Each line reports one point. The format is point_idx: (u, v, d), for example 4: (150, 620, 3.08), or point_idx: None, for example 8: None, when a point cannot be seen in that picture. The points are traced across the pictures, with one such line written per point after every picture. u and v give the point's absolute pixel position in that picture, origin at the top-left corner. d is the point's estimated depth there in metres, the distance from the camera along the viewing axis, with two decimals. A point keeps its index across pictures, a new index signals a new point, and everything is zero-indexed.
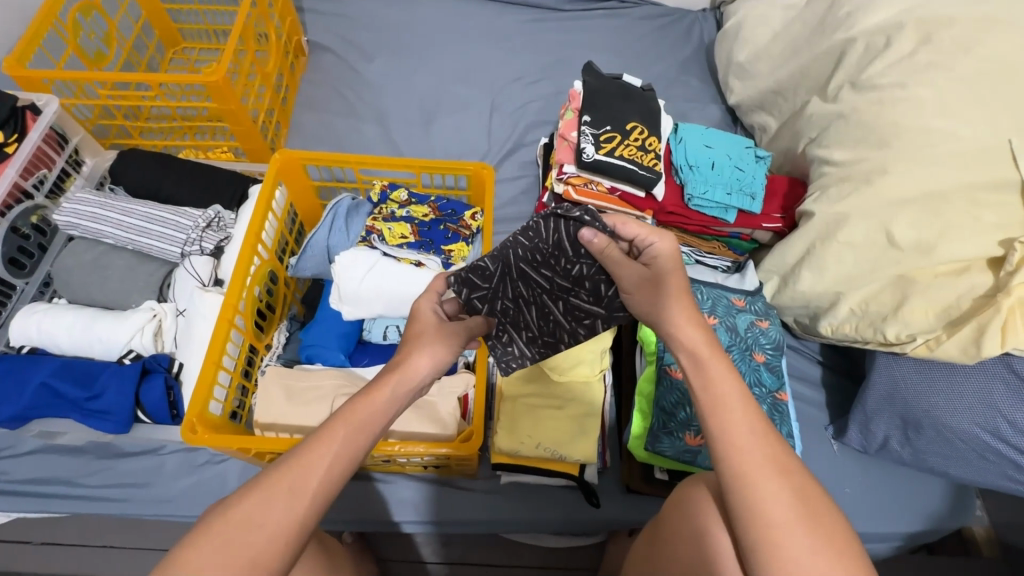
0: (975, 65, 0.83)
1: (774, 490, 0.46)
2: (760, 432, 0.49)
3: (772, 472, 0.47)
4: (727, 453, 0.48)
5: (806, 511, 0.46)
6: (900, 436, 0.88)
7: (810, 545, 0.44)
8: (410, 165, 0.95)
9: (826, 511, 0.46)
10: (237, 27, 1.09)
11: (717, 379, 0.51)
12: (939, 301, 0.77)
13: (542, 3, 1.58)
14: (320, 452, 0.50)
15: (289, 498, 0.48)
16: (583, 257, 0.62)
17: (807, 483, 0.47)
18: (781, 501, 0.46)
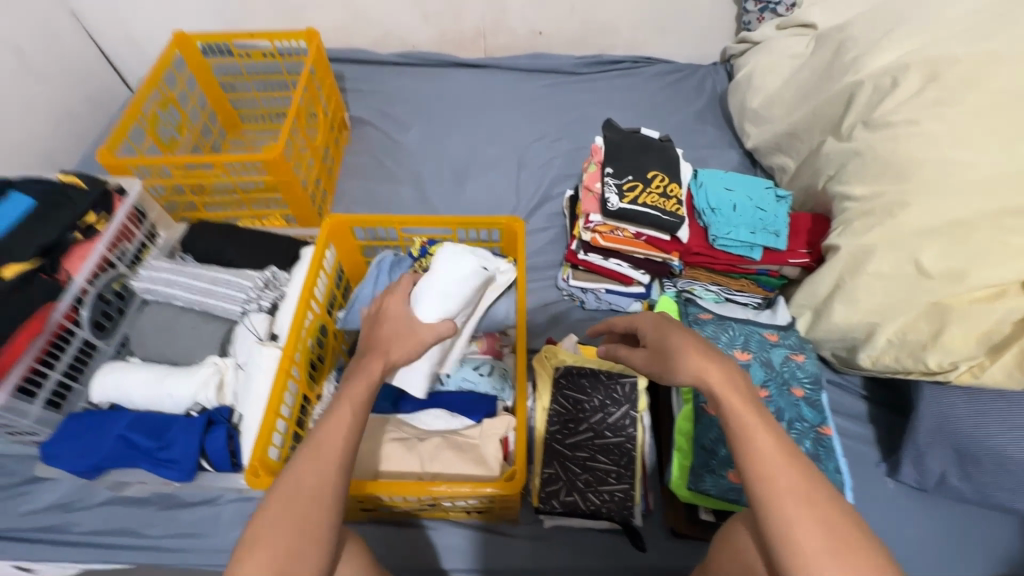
0: (988, 96, 0.84)
1: (802, 523, 0.45)
2: (785, 458, 0.48)
3: (797, 502, 0.46)
4: (754, 483, 0.48)
5: (837, 540, 0.44)
6: (957, 471, 0.86)
7: None
8: (446, 222, 1.02)
9: (862, 542, 0.44)
10: (291, 109, 1.23)
11: (735, 405, 0.51)
12: (978, 328, 0.79)
13: (561, 69, 1.71)
14: (358, 396, 0.60)
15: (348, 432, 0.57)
16: (574, 410, 0.90)
17: (837, 516, 0.45)
18: (814, 539, 0.44)
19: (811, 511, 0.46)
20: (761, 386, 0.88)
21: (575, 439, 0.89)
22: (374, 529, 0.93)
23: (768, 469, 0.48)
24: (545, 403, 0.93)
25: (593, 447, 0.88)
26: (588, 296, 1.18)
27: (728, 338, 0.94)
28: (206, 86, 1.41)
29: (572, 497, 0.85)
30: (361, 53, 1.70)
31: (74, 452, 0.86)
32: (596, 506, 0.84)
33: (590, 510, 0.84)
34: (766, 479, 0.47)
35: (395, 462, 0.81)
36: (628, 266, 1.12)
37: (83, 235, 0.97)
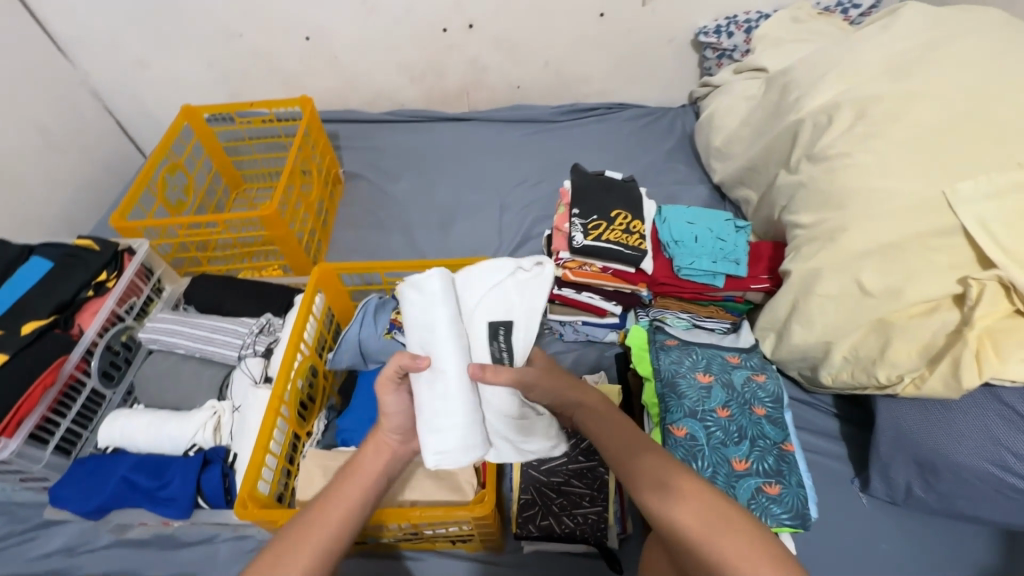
0: (907, 130, 0.93)
1: (683, 510, 0.56)
2: (656, 465, 0.61)
3: (678, 489, 0.59)
4: (640, 494, 0.60)
5: (708, 512, 0.56)
6: (920, 482, 0.88)
7: (723, 540, 0.53)
8: (426, 266, 1.10)
9: (725, 511, 0.55)
10: (286, 169, 1.34)
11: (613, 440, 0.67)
12: (917, 340, 0.83)
13: (540, 118, 1.83)
14: (374, 462, 0.70)
15: (362, 491, 0.67)
16: None
17: (703, 496, 0.57)
18: (691, 517, 0.55)
19: (684, 500, 0.57)
20: (723, 407, 0.93)
21: (550, 465, 0.93)
22: (363, 562, 0.96)
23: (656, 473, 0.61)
24: None
25: (567, 472, 0.92)
26: (566, 328, 1.24)
27: (691, 362, 0.99)
28: (211, 152, 1.55)
29: (547, 521, 0.88)
30: (354, 113, 1.85)
31: (80, 494, 0.92)
32: (571, 529, 0.87)
33: (565, 533, 0.87)
34: (646, 486, 0.60)
35: None
36: (601, 298, 1.18)
37: (95, 292, 1.06)
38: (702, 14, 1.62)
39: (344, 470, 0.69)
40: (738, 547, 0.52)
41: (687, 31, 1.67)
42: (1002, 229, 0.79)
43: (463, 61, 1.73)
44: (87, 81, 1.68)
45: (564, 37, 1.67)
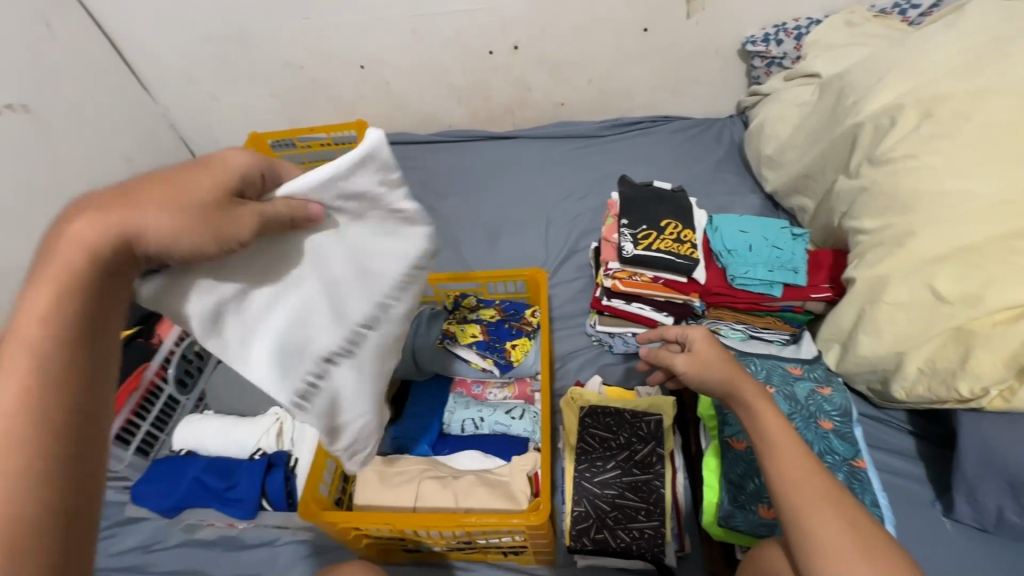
0: (979, 129, 0.88)
1: (828, 521, 0.59)
2: (810, 470, 0.63)
3: (820, 499, 0.60)
4: (784, 487, 0.62)
5: (863, 539, 0.57)
6: (1014, 505, 0.81)
7: (869, 567, 0.55)
8: (476, 276, 1.13)
9: (879, 539, 0.57)
10: (343, 189, 1.41)
11: (769, 429, 0.67)
12: (1005, 348, 0.77)
13: (585, 133, 1.84)
14: (75, 314, 0.43)
15: (71, 368, 0.41)
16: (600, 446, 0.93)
17: (861, 518, 0.59)
18: (840, 534, 0.58)
19: (833, 513, 0.59)
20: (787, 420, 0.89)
21: (603, 476, 0.91)
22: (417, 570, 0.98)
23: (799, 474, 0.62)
24: (571, 443, 0.96)
25: (621, 485, 0.90)
26: (616, 340, 1.23)
27: (750, 373, 0.95)
28: None
29: (602, 534, 0.87)
30: (404, 136, 1.92)
31: (158, 493, 0.98)
32: (626, 544, 0.85)
33: (621, 547, 0.85)
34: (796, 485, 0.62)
35: (431, 499, 0.86)
36: (651, 309, 1.17)
37: None
38: (749, 23, 1.60)
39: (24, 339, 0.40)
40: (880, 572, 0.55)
41: (734, 40, 1.65)
42: None
43: (508, 81, 1.78)
44: (166, 114, 1.84)
45: (609, 53, 1.69)
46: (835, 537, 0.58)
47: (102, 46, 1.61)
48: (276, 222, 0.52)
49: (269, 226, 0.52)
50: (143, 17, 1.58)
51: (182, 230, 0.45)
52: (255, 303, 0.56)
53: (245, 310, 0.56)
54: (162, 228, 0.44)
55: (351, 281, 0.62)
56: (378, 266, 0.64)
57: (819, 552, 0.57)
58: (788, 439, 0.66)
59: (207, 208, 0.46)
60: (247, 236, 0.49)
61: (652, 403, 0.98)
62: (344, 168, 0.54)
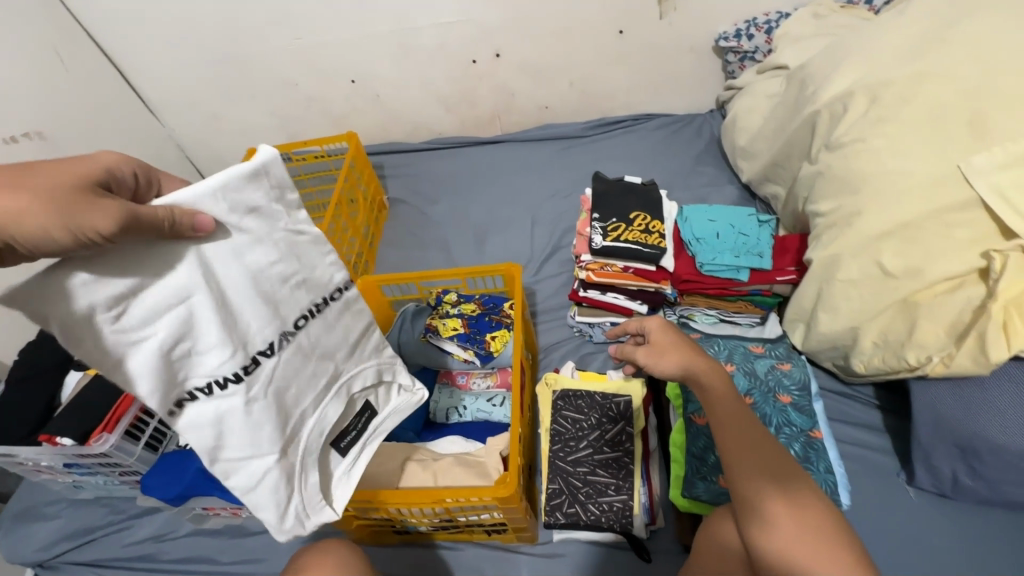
0: (921, 110, 0.91)
1: (769, 490, 0.63)
2: (759, 443, 0.67)
3: (764, 470, 0.65)
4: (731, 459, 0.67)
5: (799, 509, 0.61)
6: (966, 469, 0.84)
7: (801, 531, 0.59)
8: (457, 274, 1.19)
9: (814, 508, 0.62)
10: (333, 198, 1.50)
11: (724, 406, 0.72)
12: (946, 317, 0.80)
13: (569, 135, 1.90)
14: None
15: None
16: (574, 427, 0.99)
17: (800, 488, 0.64)
18: (778, 502, 0.62)
19: (775, 483, 0.64)
20: (748, 395, 1.01)
21: (576, 454, 0.97)
22: (407, 551, 1.04)
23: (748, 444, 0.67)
24: (547, 425, 1.02)
25: (593, 462, 0.96)
26: (595, 330, 1.28)
27: (715, 353, 1.09)
28: None
29: (574, 508, 0.92)
30: (396, 145, 2.00)
31: (165, 482, 1.06)
32: (596, 517, 0.90)
33: (592, 519, 0.90)
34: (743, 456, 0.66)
35: (413, 479, 0.93)
36: (625, 298, 1.21)
37: None
38: (720, 20, 1.65)
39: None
40: (810, 538, 0.59)
41: (707, 37, 1.69)
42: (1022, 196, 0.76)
43: (492, 88, 1.85)
44: (173, 136, 1.96)
45: (586, 56, 1.75)
46: (775, 500, 0.62)
47: (108, 74, 1.72)
48: (152, 223, 0.49)
49: (139, 233, 0.49)
50: (146, 47, 1.69)
51: (46, 220, 0.46)
52: (132, 315, 0.51)
53: (125, 333, 0.51)
54: (29, 214, 0.46)
55: (238, 298, 0.58)
56: (264, 278, 0.60)
57: (759, 512, 0.62)
58: (740, 415, 0.71)
59: (65, 197, 0.47)
60: (109, 226, 0.47)
61: (623, 386, 1.04)
62: (235, 179, 0.55)
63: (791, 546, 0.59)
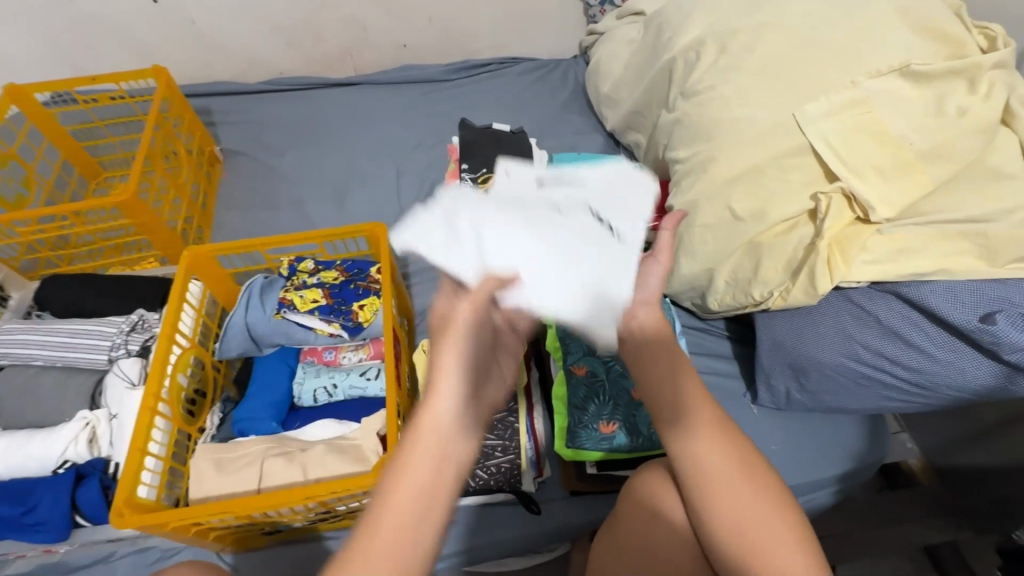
0: (762, 59, 0.96)
1: (715, 457, 0.58)
2: (698, 400, 0.60)
3: (704, 432, 0.59)
4: (670, 423, 0.59)
5: (742, 469, 0.58)
6: (796, 384, 0.96)
7: (749, 494, 0.57)
8: (312, 238, 1.04)
9: (757, 467, 0.59)
10: (142, 150, 1.21)
11: (658, 361, 0.61)
12: (783, 256, 0.88)
13: (432, 78, 1.74)
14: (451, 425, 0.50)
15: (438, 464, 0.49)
16: None
17: (744, 446, 0.59)
18: (722, 464, 0.58)
19: (717, 451, 0.58)
20: None
21: None
22: (282, 550, 0.94)
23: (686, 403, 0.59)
24: (427, 395, 0.97)
25: None
26: None
27: None
28: (56, 139, 1.34)
29: None
30: (225, 85, 1.68)
31: None
32: (485, 481, 0.89)
33: (480, 483, 0.89)
34: (684, 419, 0.59)
35: (277, 477, 0.81)
36: None
37: None
38: None
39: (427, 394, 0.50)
40: (755, 503, 0.57)
41: None
42: (843, 145, 0.82)
43: (339, 20, 1.62)
44: None
45: None
46: (723, 458, 0.58)
47: None
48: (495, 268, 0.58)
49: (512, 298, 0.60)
50: None
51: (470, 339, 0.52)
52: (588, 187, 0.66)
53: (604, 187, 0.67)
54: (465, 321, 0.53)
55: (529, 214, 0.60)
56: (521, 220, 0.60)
57: (712, 474, 0.58)
58: (672, 370, 0.60)
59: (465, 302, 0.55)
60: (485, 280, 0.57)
61: None
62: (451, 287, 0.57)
63: (737, 512, 0.57)
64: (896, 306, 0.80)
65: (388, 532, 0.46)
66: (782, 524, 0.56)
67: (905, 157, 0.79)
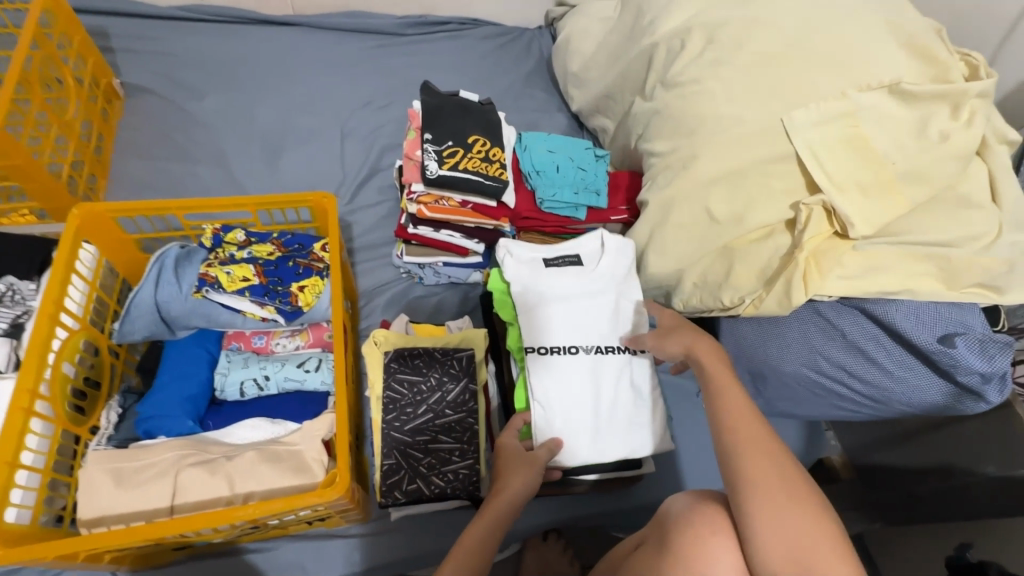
0: (751, 57, 0.92)
1: (763, 463, 0.57)
2: (751, 413, 0.62)
3: (757, 437, 0.60)
4: (725, 426, 0.62)
5: (789, 481, 0.56)
6: (752, 388, 0.97)
7: (797, 511, 0.53)
8: (243, 204, 0.87)
9: (806, 486, 0.56)
10: (12, 72, 0.96)
11: (717, 375, 0.67)
12: (757, 264, 0.86)
13: (383, 29, 1.55)
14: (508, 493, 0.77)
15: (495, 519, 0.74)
16: (414, 392, 0.85)
17: (791, 463, 0.57)
18: (769, 471, 0.56)
19: (767, 457, 0.58)
20: None
21: (414, 423, 0.84)
22: (194, 566, 0.81)
23: (735, 415, 0.62)
24: (378, 392, 0.86)
25: (434, 429, 0.84)
26: (426, 272, 1.12)
27: None
28: None
29: (414, 484, 0.81)
30: (128, 5, 1.40)
31: None
32: (441, 488, 0.82)
33: (435, 491, 0.82)
34: (736, 425, 0.61)
35: (195, 490, 0.69)
36: (461, 236, 1.07)
37: None
38: None
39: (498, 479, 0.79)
40: (807, 520, 0.53)
41: None
42: (828, 156, 0.82)
43: None
44: None
45: None
46: (764, 469, 0.56)
47: None
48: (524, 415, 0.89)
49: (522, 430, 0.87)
50: None
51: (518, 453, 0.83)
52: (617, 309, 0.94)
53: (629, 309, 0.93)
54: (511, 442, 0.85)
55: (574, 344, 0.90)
56: (580, 367, 0.89)
57: (753, 482, 0.56)
58: (733, 387, 0.65)
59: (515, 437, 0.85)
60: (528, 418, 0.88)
61: (464, 337, 0.92)
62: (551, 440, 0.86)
63: (784, 525, 0.53)
64: (862, 323, 0.82)
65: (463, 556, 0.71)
66: (829, 551, 0.51)
67: (885, 176, 0.79)
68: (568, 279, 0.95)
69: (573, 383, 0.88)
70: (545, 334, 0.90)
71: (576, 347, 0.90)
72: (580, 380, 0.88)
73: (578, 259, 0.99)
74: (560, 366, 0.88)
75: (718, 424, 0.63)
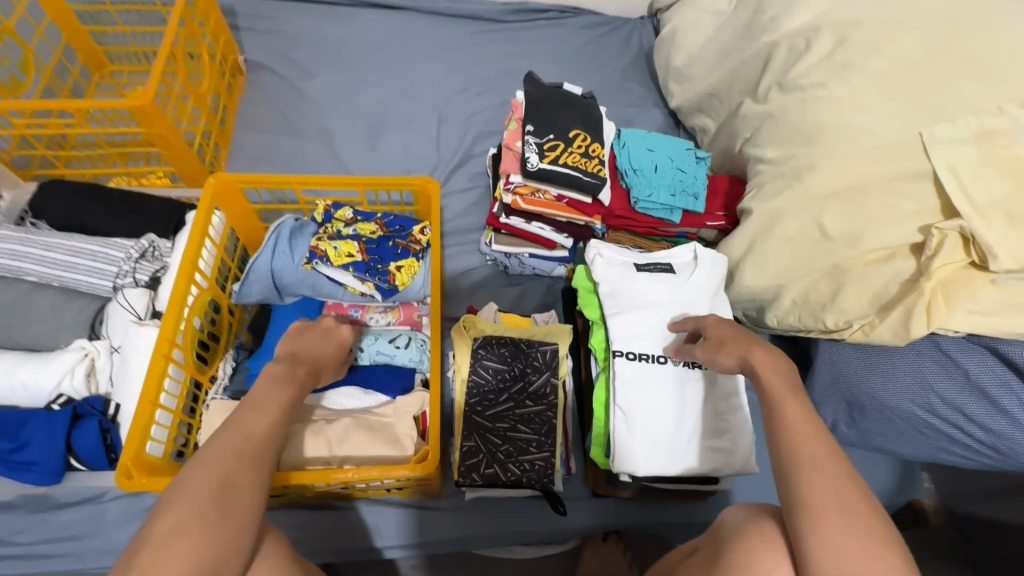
0: (888, 63, 0.85)
1: (819, 483, 0.52)
2: (812, 429, 0.57)
3: (816, 456, 0.54)
4: (780, 440, 0.57)
5: (846, 506, 0.51)
6: (846, 419, 0.92)
7: (855, 540, 0.49)
8: (353, 184, 0.92)
9: (869, 514, 0.50)
10: (163, 48, 1.05)
11: (775, 385, 0.62)
12: (870, 288, 0.80)
13: (484, 16, 1.56)
14: (246, 440, 0.54)
15: (245, 484, 0.51)
16: (494, 378, 0.88)
17: (854, 488, 0.52)
18: (827, 495, 0.51)
19: (827, 478, 0.53)
20: None
21: (494, 409, 0.87)
22: (286, 513, 0.88)
23: (794, 431, 0.57)
24: (463, 375, 0.89)
25: (513, 418, 0.86)
26: (511, 261, 1.13)
27: None
28: (57, 15, 1.16)
29: (492, 469, 0.83)
30: None
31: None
32: (517, 477, 0.83)
33: (512, 479, 0.83)
34: (794, 440, 0.56)
35: (299, 448, 0.75)
36: (551, 230, 1.07)
37: None
38: None
39: (240, 419, 0.56)
40: (863, 550, 0.48)
41: None
42: (972, 179, 0.75)
43: None
44: None
45: None
46: (821, 492, 0.52)
47: None
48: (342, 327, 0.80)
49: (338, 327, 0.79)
50: None
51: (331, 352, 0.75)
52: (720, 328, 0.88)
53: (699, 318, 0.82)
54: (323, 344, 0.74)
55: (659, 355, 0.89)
56: (660, 380, 0.87)
57: (806, 505, 0.52)
58: (794, 399, 0.60)
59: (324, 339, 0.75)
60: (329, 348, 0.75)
61: (550, 331, 0.92)
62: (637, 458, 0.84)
63: (837, 553, 0.49)
64: (989, 364, 0.75)
65: (174, 524, 0.46)
66: None
67: None
68: (657, 287, 0.94)
69: (652, 395, 0.86)
70: (624, 340, 0.89)
71: (663, 358, 0.89)
72: (655, 397, 0.86)
73: (670, 268, 0.97)
74: (634, 378, 0.87)
75: (774, 438, 0.58)
